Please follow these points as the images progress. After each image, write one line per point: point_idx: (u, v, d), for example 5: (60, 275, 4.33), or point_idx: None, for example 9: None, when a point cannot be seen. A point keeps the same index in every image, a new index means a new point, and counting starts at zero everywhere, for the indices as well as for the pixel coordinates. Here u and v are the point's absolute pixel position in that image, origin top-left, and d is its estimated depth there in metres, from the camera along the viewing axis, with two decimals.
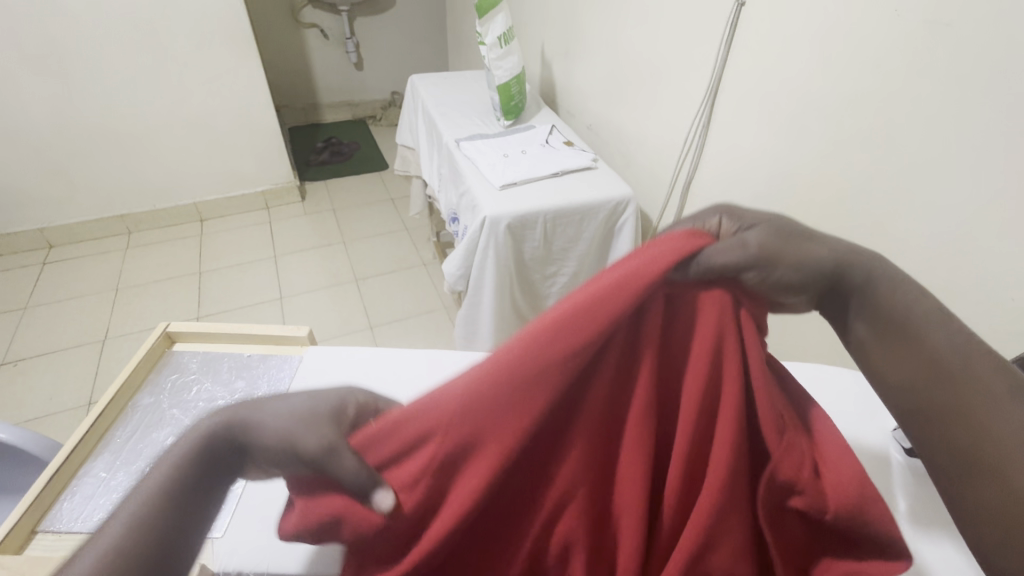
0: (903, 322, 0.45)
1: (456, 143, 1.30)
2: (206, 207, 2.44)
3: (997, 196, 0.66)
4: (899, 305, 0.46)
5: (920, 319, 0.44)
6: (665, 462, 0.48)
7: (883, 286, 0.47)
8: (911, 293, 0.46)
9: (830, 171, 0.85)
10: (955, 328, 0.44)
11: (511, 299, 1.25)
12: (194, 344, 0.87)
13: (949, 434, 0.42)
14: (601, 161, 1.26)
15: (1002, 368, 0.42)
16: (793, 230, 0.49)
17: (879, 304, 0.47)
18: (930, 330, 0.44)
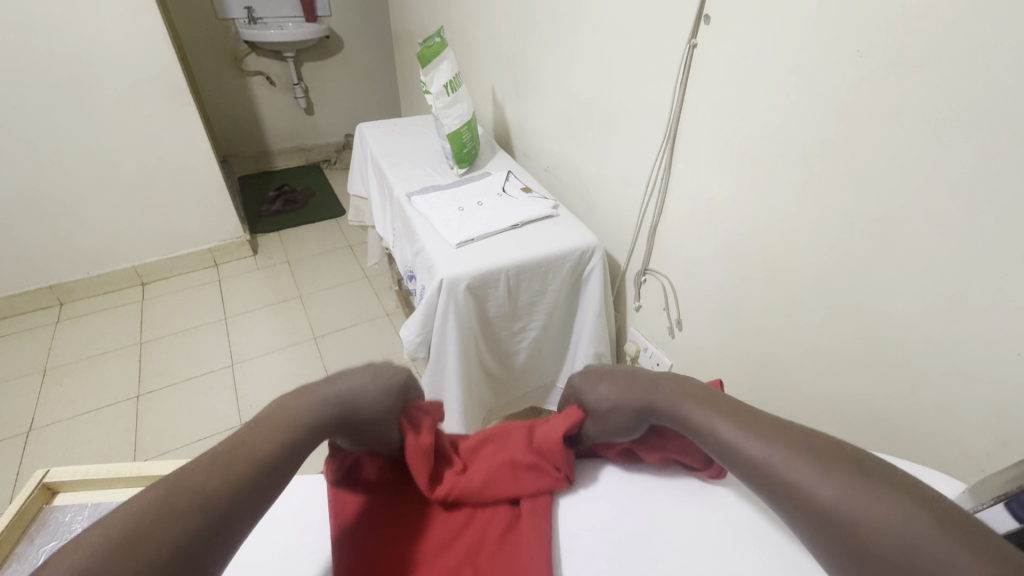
0: (767, 463, 0.40)
1: (408, 197, 1.21)
2: (147, 269, 2.28)
3: (987, 247, 0.60)
4: (741, 437, 0.43)
5: (778, 446, 0.40)
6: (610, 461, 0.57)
7: (711, 420, 0.46)
8: (758, 419, 0.44)
9: (801, 215, 0.81)
10: (801, 437, 0.41)
11: (478, 361, 1.14)
12: (84, 495, 0.76)
13: (896, 566, 0.33)
14: (562, 208, 1.20)
15: (885, 474, 0.37)
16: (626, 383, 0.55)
17: (726, 437, 0.44)
18: (791, 451, 0.40)
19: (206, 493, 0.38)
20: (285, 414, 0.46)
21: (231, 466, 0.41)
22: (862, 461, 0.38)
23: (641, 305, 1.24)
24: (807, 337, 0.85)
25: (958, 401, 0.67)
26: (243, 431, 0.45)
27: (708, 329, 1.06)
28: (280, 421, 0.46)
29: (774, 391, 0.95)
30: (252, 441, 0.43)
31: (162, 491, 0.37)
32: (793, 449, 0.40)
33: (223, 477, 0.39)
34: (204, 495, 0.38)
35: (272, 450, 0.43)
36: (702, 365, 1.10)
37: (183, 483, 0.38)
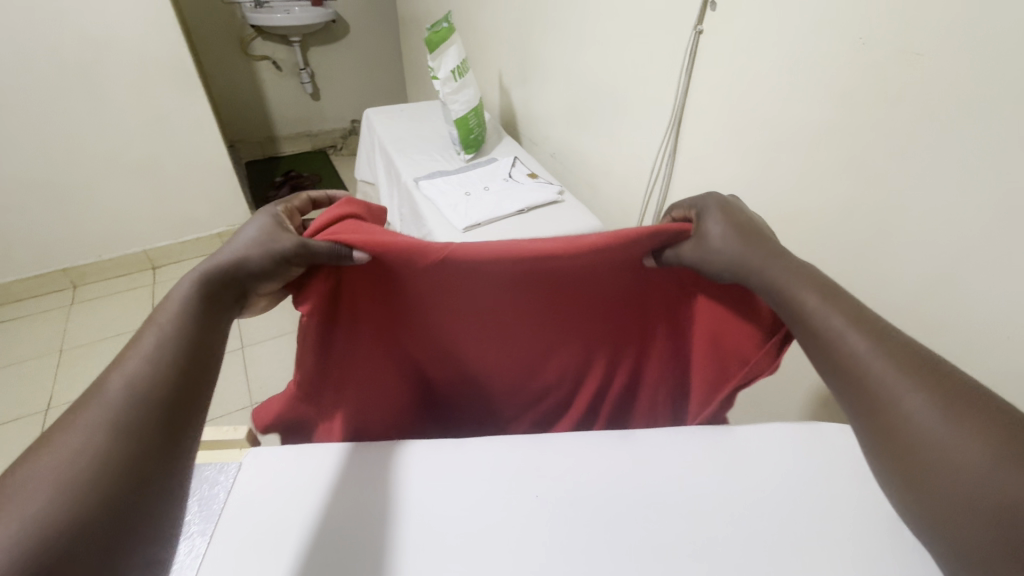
0: (858, 359, 0.43)
1: (415, 182, 1.23)
2: (157, 253, 2.31)
3: (984, 234, 0.62)
4: (849, 340, 0.44)
5: (875, 354, 0.42)
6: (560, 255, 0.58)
7: (824, 314, 0.46)
8: (883, 331, 0.44)
9: (804, 201, 0.82)
10: (919, 359, 0.41)
11: None
12: None
13: (931, 478, 0.38)
14: (567, 193, 1.21)
15: (995, 411, 0.37)
16: (749, 232, 0.54)
17: (820, 332, 0.46)
18: (897, 368, 0.41)
19: (126, 432, 0.38)
20: (168, 339, 0.43)
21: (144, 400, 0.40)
22: (979, 398, 0.38)
23: None
24: None
25: None
26: (129, 360, 0.42)
27: None
28: (167, 345, 0.43)
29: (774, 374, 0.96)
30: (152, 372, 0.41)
31: (86, 443, 0.36)
32: (896, 364, 0.41)
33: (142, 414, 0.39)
34: (131, 433, 0.38)
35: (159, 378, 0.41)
36: None
37: (91, 453, 0.36)
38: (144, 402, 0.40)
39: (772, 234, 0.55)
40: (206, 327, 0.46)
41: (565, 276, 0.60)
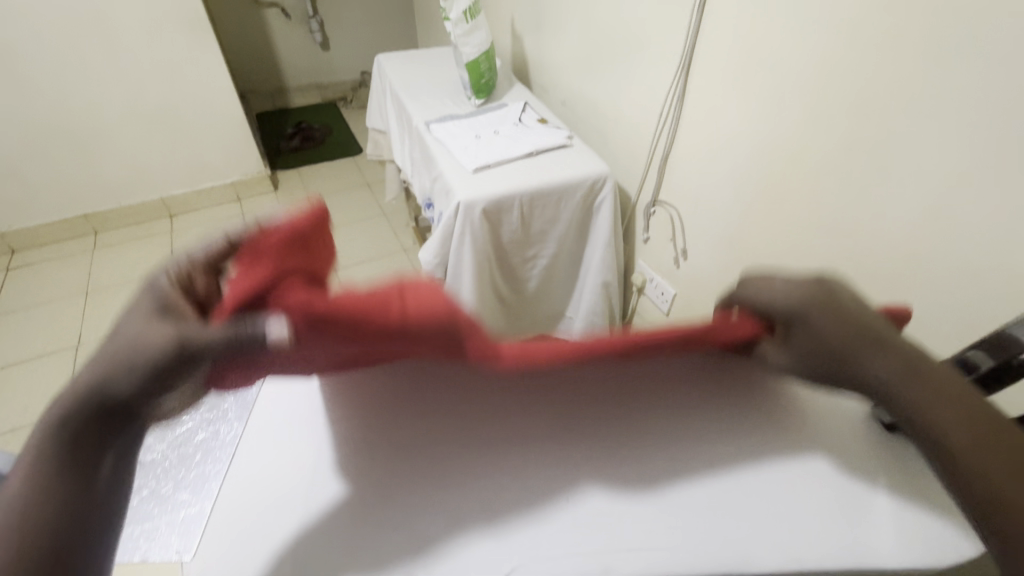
0: (863, 384, 0.32)
1: (426, 125, 1.25)
2: (173, 201, 2.35)
3: (976, 169, 0.64)
4: (854, 378, 0.32)
5: (892, 377, 0.31)
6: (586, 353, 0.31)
7: (810, 345, 0.33)
8: (874, 344, 0.32)
9: (808, 142, 0.83)
10: (925, 379, 0.31)
11: (492, 285, 1.21)
12: None
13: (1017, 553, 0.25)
14: (577, 138, 1.22)
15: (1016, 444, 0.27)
16: (855, 334, 0.32)
17: (821, 360, 0.33)
18: (911, 393, 0.30)
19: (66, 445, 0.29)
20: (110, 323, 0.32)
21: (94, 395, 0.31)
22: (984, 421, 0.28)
23: (648, 237, 1.25)
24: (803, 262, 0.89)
25: (938, 315, 0.72)
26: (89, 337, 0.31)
27: (709, 259, 1.09)
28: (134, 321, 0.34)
29: None
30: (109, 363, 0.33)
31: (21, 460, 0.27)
32: (905, 380, 0.31)
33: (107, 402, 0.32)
34: None
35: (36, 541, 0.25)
36: (701, 293, 1.14)
37: None
38: None
39: (894, 345, 0.32)
40: (88, 476, 0.27)
41: (585, 389, 0.38)
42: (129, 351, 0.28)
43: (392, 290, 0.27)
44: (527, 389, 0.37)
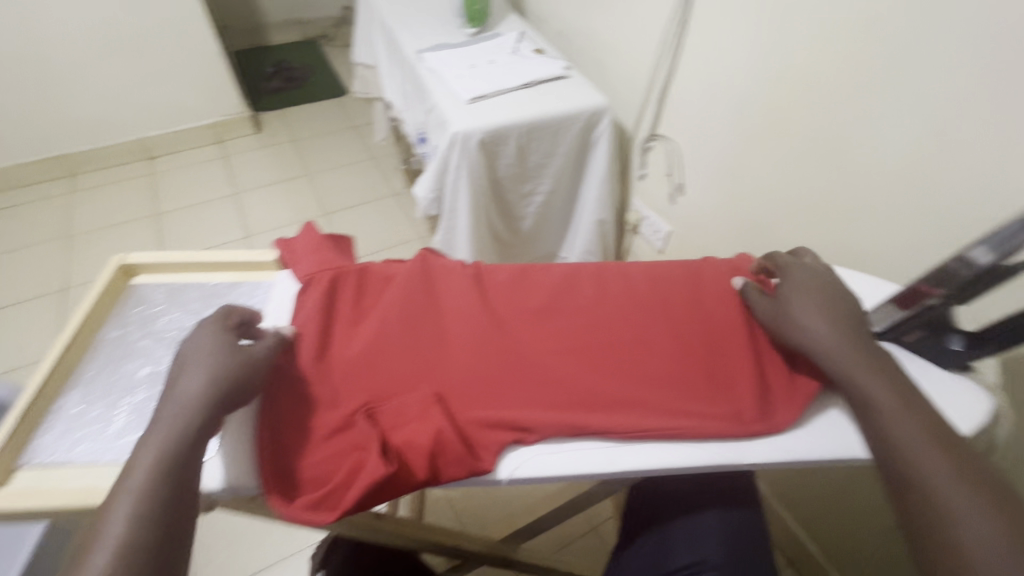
0: (866, 397, 0.46)
1: (418, 54, 1.20)
2: (152, 142, 2.26)
3: (979, 86, 0.63)
4: (882, 406, 0.45)
5: (891, 399, 0.45)
6: (532, 406, 0.50)
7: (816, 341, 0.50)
8: (891, 381, 0.46)
9: (811, 67, 0.81)
10: (915, 405, 0.45)
11: (488, 221, 1.19)
12: (164, 276, 0.62)
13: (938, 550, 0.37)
14: (574, 69, 1.18)
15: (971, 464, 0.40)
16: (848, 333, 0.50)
17: (842, 367, 0.48)
18: (909, 414, 0.44)
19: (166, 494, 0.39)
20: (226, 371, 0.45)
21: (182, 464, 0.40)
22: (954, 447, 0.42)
23: (645, 173, 1.24)
24: (798, 192, 0.89)
25: (926, 240, 0.73)
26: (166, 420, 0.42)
27: (704, 194, 1.09)
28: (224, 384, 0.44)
29: (764, 248, 1.00)
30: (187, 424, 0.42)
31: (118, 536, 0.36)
32: (910, 413, 0.44)
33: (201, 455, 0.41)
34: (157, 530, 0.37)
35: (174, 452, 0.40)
36: (695, 229, 1.15)
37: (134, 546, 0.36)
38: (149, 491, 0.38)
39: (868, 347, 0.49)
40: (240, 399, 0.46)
41: (565, 403, 0.51)
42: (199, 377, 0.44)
43: (423, 407, 0.48)
44: (506, 425, 0.49)
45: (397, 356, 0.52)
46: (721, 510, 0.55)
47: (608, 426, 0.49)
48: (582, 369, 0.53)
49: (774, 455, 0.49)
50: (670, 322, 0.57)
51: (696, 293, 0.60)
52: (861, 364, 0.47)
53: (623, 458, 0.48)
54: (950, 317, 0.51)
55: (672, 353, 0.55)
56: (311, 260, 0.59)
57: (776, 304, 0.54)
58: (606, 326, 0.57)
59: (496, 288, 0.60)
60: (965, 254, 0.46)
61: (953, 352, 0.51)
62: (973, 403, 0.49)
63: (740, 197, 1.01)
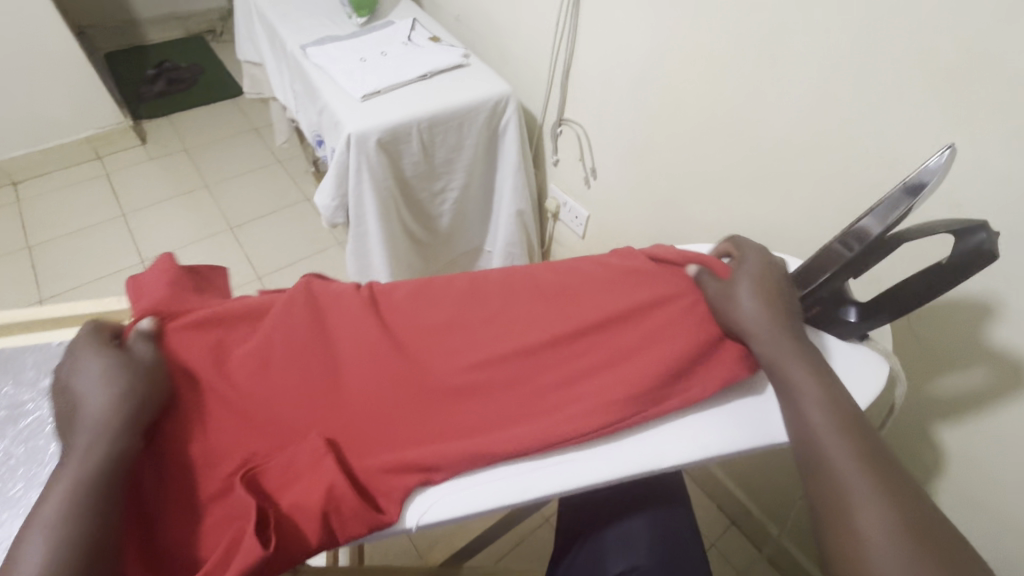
0: (783, 373, 0.46)
1: (302, 50, 1.10)
2: (13, 165, 1.98)
3: (856, 55, 0.64)
4: (793, 380, 0.45)
5: (804, 378, 0.45)
6: (439, 441, 0.48)
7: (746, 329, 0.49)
8: (807, 362, 0.46)
9: (702, 43, 0.80)
10: (829, 384, 0.45)
11: (401, 223, 1.13)
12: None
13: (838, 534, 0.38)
14: (474, 56, 1.13)
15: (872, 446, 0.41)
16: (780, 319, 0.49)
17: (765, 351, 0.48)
18: (819, 392, 0.44)
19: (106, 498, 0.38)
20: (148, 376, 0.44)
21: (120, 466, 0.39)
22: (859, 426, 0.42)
23: (558, 159, 1.22)
24: (703, 169, 0.89)
25: (822, 208, 0.75)
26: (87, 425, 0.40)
27: (617, 176, 1.08)
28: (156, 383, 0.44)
29: (677, 227, 1.00)
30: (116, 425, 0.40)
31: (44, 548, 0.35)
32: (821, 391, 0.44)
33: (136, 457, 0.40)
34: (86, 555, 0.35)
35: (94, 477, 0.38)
36: (612, 211, 1.14)
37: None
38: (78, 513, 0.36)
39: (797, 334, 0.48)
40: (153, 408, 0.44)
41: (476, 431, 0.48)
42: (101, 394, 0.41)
43: (315, 458, 0.44)
44: (408, 466, 0.45)
45: (286, 406, 0.47)
46: (651, 514, 0.54)
47: (518, 450, 0.47)
48: (495, 390, 0.50)
49: (690, 455, 0.48)
50: (586, 320, 0.54)
51: (613, 286, 0.56)
52: (782, 353, 0.47)
53: (538, 483, 0.46)
54: (845, 289, 0.52)
55: (589, 357, 0.52)
56: (160, 295, 0.51)
57: (723, 289, 0.52)
58: (520, 335, 0.53)
59: (398, 307, 0.55)
60: (860, 224, 0.47)
61: (849, 324, 0.52)
62: (867, 374, 0.51)
63: (650, 177, 1.01)
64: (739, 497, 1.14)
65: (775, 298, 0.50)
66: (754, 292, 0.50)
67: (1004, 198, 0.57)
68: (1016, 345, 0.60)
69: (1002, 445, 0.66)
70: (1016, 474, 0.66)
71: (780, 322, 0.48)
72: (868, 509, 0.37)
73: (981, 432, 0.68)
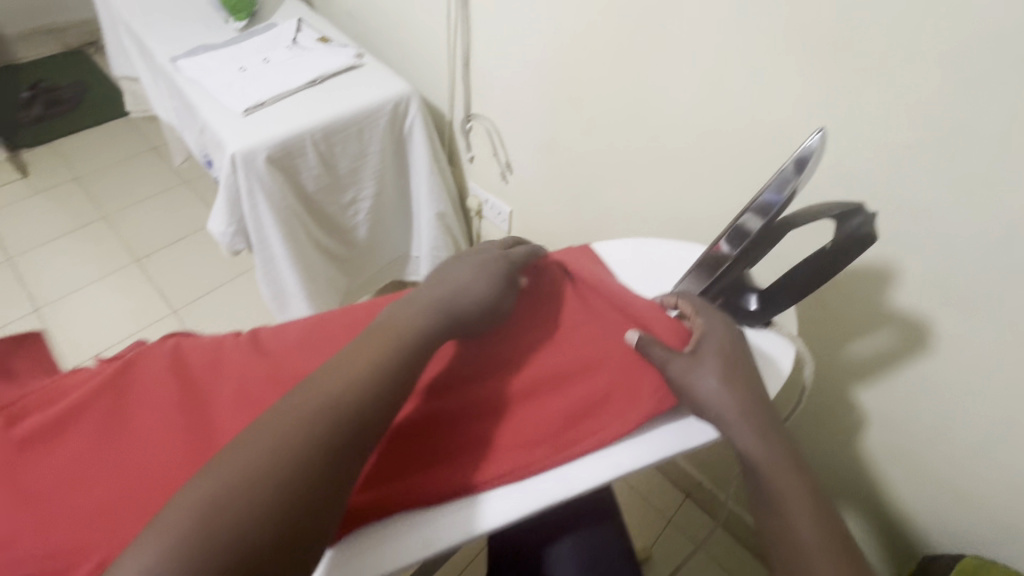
0: (718, 406, 0.45)
1: (172, 63, 0.99)
2: None
3: (739, 31, 0.62)
4: (730, 415, 0.44)
5: (741, 410, 0.45)
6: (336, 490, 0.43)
7: (685, 360, 0.47)
8: (744, 389, 0.46)
9: (593, 27, 0.77)
10: (764, 410, 0.45)
11: (311, 240, 1.05)
12: None
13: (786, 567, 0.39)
14: (368, 56, 1.06)
15: (805, 472, 0.42)
16: (722, 351, 0.47)
17: (703, 383, 0.46)
18: (760, 425, 0.44)
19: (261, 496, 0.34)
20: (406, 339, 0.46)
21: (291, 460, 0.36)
22: (795, 454, 0.43)
23: (473, 155, 1.17)
24: (613, 157, 0.87)
25: (729, 188, 0.74)
26: (344, 369, 0.42)
27: (533, 169, 1.04)
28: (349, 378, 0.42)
29: (597, 217, 0.98)
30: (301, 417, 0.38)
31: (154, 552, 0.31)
32: (759, 423, 0.44)
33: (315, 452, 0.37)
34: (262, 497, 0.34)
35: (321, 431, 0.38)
36: (533, 205, 1.11)
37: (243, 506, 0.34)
38: (300, 456, 0.37)
39: (737, 361, 0.47)
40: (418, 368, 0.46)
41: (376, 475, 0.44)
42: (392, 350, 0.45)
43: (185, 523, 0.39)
44: None
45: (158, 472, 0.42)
46: (577, 535, 0.52)
47: (428, 497, 0.43)
48: (398, 429, 0.46)
49: (602, 475, 0.46)
50: (500, 344, 0.53)
51: (526, 306, 0.56)
52: (722, 384, 0.46)
53: (447, 533, 0.43)
54: (743, 277, 0.52)
55: (501, 379, 0.51)
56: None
57: (685, 358, 0.47)
58: (434, 369, 0.51)
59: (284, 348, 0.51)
60: (761, 199, 0.45)
61: (750, 312, 0.51)
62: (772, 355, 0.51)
63: (565, 168, 0.98)
64: (691, 472, 1.16)
65: (744, 380, 0.46)
66: (716, 367, 0.46)
67: (892, 167, 0.57)
68: (917, 308, 0.62)
69: (913, 402, 0.69)
70: (929, 428, 0.69)
71: (735, 397, 0.45)
72: (817, 547, 0.38)
73: (894, 392, 0.70)
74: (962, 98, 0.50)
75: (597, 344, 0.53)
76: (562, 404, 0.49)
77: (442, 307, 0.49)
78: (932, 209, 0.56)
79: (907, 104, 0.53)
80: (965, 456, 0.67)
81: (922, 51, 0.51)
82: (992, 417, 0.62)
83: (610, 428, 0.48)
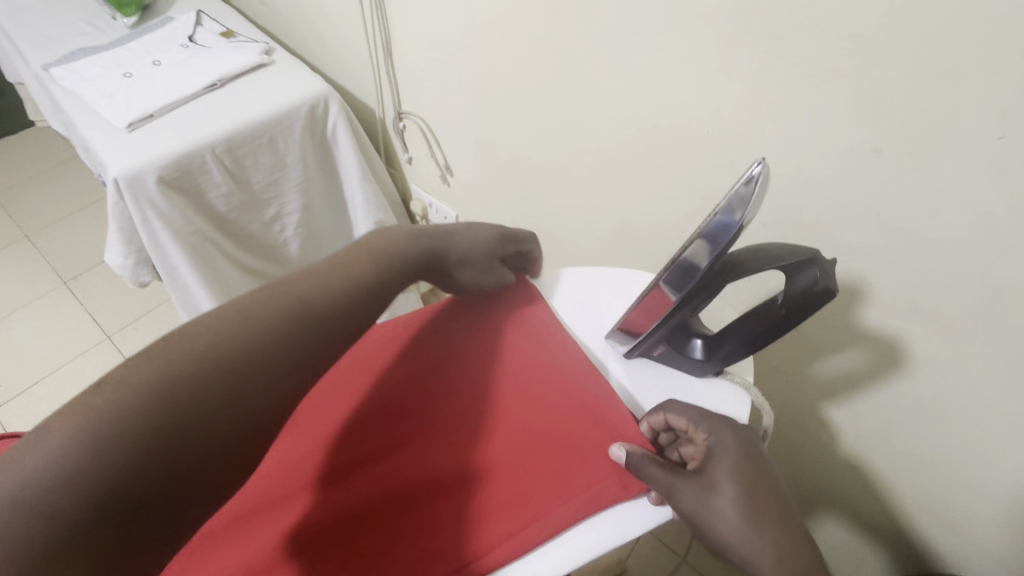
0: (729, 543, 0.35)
1: (46, 71, 0.86)
2: None
3: (673, 16, 0.53)
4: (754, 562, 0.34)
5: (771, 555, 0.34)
6: None
7: (687, 479, 0.38)
8: (773, 526, 0.35)
9: (517, 11, 0.67)
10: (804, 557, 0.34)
11: (231, 263, 0.94)
12: None
13: None
14: (279, 51, 0.94)
15: None
16: (743, 466, 0.37)
17: (715, 510, 0.36)
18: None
19: (123, 433, 0.29)
20: (386, 263, 0.43)
21: (179, 382, 0.31)
22: None
23: (410, 156, 1.06)
24: (553, 157, 0.78)
25: (677, 194, 0.65)
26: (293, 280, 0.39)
27: (473, 170, 0.94)
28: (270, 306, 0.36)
29: (545, 222, 0.88)
30: (205, 343, 0.33)
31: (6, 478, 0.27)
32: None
33: (214, 390, 0.32)
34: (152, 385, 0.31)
35: (237, 344, 0.34)
36: (478, 208, 1.00)
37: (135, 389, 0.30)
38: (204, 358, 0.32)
39: (762, 483, 0.37)
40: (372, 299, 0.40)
41: None
42: (353, 273, 0.40)
43: None
44: None
45: None
46: None
47: None
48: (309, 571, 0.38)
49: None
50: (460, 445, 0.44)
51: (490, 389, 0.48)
52: (736, 516, 0.36)
53: None
54: (689, 321, 0.45)
55: (436, 477, 0.42)
56: None
57: (679, 474, 0.38)
58: (382, 486, 0.42)
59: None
60: (709, 227, 0.37)
61: (699, 362, 0.45)
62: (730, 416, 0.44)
63: (506, 169, 0.88)
64: None
65: (766, 508, 0.36)
66: (731, 486, 0.37)
67: (856, 171, 0.49)
68: (889, 326, 0.55)
69: (887, 423, 0.62)
70: (913, 454, 0.61)
71: (757, 528, 0.35)
72: None
73: (866, 411, 0.63)
74: (931, 90, 0.42)
75: (551, 422, 0.45)
76: (501, 504, 0.41)
77: (431, 241, 0.46)
78: (903, 219, 0.48)
79: (869, 97, 0.45)
80: (942, 480, 0.60)
81: (882, 35, 0.42)
82: (971, 445, 0.55)
83: (532, 528, 0.39)
